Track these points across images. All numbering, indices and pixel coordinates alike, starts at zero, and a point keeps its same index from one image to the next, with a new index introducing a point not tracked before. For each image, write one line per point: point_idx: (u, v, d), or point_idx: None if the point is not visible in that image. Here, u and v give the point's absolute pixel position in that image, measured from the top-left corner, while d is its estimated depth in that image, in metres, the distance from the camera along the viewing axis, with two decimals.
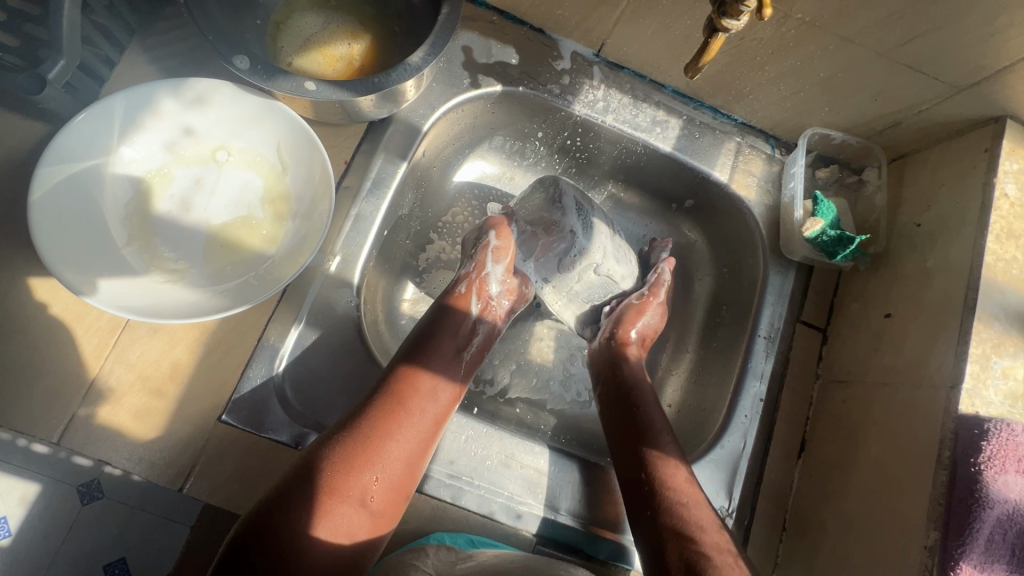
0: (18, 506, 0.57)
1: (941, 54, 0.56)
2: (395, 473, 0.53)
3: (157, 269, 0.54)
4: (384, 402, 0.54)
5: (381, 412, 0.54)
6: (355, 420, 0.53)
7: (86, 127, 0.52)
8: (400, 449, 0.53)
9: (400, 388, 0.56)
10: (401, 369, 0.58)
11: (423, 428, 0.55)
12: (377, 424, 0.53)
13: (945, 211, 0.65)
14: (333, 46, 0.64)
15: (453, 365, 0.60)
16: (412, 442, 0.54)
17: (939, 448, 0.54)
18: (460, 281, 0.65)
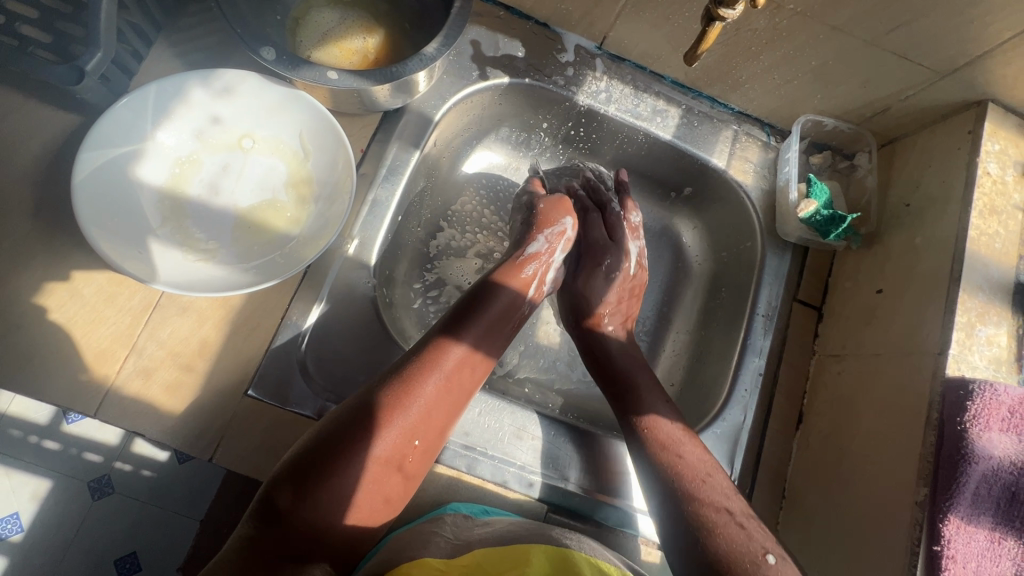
0: None
1: (926, 41, 0.60)
2: (420, 440, 0.55)
3: (189, 249, 0.57)
4: (414, 371, 0.56)
5: (410, 382, 0.55)
6: (388, 385, 0.55)
7: (124, 114, 0.55)
8: (426, 418, 0.55)
9: (432, 359, 0.57)
10: (434, 341, 0.59)
11: (448, 401, 0.57)
12: (406, 392, 0.55)
13: (932, 190, 0.68)
14: (349, 40, 0.68)
15: (486, 338, 0.61)
16: (437, 412, 0.56)
17: (928, 410, 0.57)
18: (530, 261, 0.68)
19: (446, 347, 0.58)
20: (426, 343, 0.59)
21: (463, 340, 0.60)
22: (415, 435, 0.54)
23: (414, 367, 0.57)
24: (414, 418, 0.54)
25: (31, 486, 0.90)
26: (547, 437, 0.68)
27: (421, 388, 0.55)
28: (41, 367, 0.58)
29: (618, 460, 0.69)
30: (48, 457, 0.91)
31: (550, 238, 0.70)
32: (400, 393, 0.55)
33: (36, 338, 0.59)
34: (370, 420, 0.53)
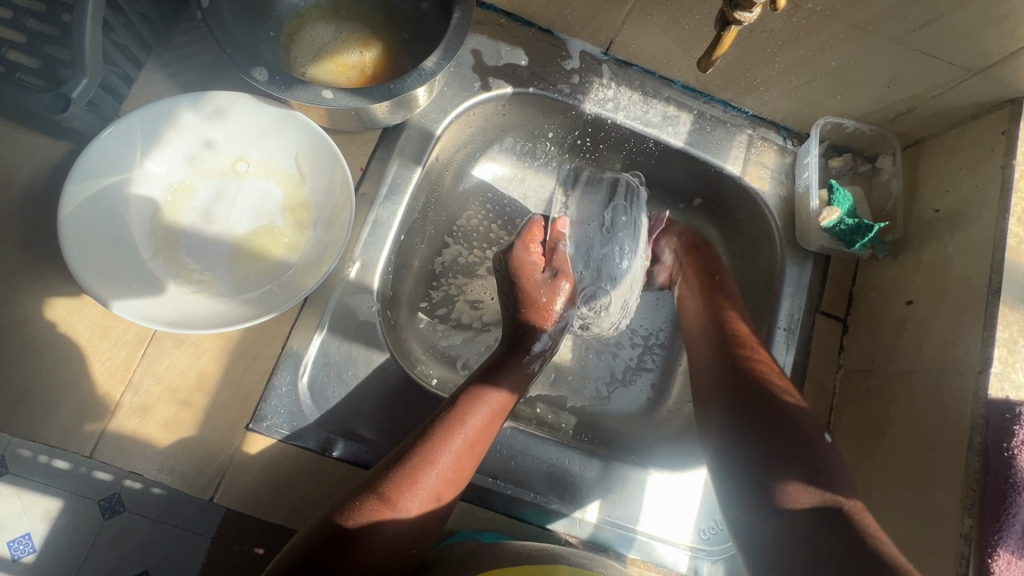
0: (42, 522, 0.57)
1: (956, 37, 0.56)
2: (446, 497, 0.54)
3: (182, 280, 0.54)
4: (450, 419, 0.55)
5: (448, 428, 0.55)
6: (419, 439, 0.54)
7: (111, 144, 0.53)
8: (460, 466, 0.54)
9: (467, 407, 0.57)
10: (473, 389, 0.59)
11: (479, 448, 0.56)
12: (441, 442, 0.54)
13: (963, 195, 0.64)
14: (346, 54, 0.65)
15: (519, 383, 0.62)
16: (470, 460, 0.55)
17: (969, 434, 0.54)
18: (537, 360, 0.66)
19: (485, 395, 0.58)
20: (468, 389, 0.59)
21: (501, 386, 0.60)
22: (447, 485, 0.54)
23: (446, 420, 0.55)
24: (440, 475, 0.53)
25: (41, 506, 0.57)
26: (563, 464, 0.65)
27: (452, 445, 0.54)
28: (39, 403, 0.57)
29: (638, 485, 0.66)
30: (63, 480, 0.57)
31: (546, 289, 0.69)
32: (435, 443, 0.54)
33: (31, 374, 0.57)
34: (407, 471, 0.52)
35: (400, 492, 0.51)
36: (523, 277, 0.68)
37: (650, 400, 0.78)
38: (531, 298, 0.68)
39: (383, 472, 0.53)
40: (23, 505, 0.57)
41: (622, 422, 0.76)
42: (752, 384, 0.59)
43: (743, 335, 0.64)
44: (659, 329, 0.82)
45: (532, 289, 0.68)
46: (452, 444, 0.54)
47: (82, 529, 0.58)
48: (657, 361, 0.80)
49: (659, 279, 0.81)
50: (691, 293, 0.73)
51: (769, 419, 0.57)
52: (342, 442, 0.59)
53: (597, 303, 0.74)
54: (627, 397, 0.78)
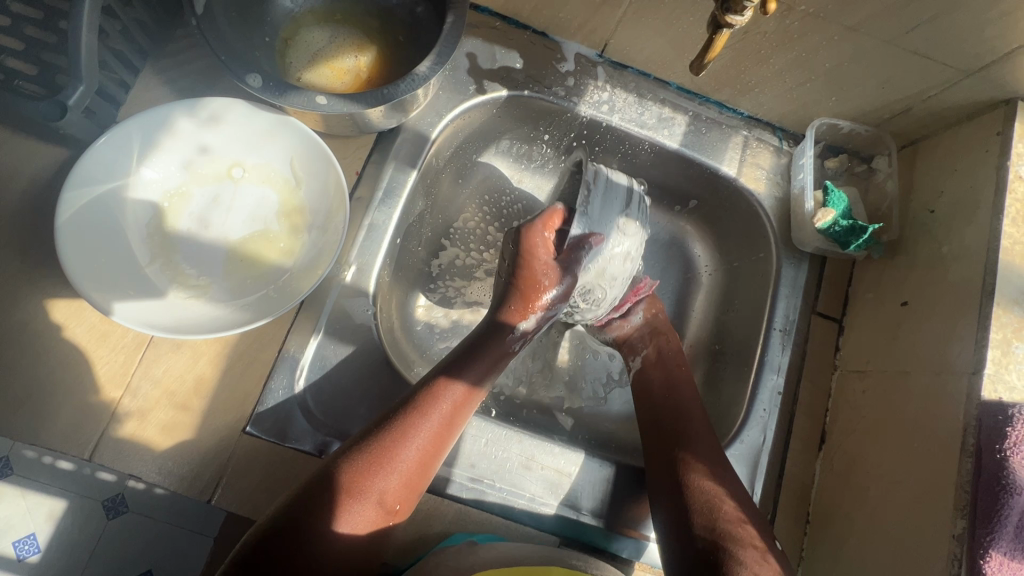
0: (46, 522, 0.58)
1: (949, 38, 0.56)
2: (413, 482, 0.54)
3: (179, 285, 0.55)
4: (409, 409, 0.55)
5: (408, 418, 0.55)
6: (385, 424, 0.55)
7: (108, 151, 0.53)
8: (426, 453, 0.55)
9: (432, 395, 0.56)
10: (438, 380, 0.58)
11: (443, 440, 0.56)
12: (401, 433, 0.54)
13: (958, 196, 0.64)
14: (341, 59, 0.66)
15: (485, 374, 0.60)
16: (433, 451, 0.55)
17: (963, 435, 0.54)
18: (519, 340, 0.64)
19: (446, 387, 0.57)
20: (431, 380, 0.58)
21: (466, 377, 0.59)
22: (408, 475, 0.54)
23: (414, 406, 0.56)
24: (406, 460, 0.53)
25: (44, 507, 0.58)
26: (558, 466, 0.65)
27: (418, 431, 0.54)
28: (40, 408, 0.58)
29: (632, 486, 0.66)
30: (68, 481, 0.58)
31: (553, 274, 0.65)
32: (393, 434, 0.54)
33: (32, 379, 0.58)
34: (365, 461, 0.52)
35: (357, 482, 0.51)
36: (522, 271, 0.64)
37: None
38: (531, 278, 0.64)
39: (348, 455, 0.53)
40: (27, 505, 0.57)
41: (618, 423, 0.76)
42: (674, 453, 0.62)
43: (676, 403, 0.66)
44: None
45: (530, 280, 0.64)
46: (411, 434, 0.54)
47: (84, 528, 0.58)
48: None
49: (614, 331, 0.76)
50: (650, 358, 0.72)
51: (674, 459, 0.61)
52: (338, 444, 0.60)
53: (589, 298, 0.71)
54: (623, 398, 0.79)
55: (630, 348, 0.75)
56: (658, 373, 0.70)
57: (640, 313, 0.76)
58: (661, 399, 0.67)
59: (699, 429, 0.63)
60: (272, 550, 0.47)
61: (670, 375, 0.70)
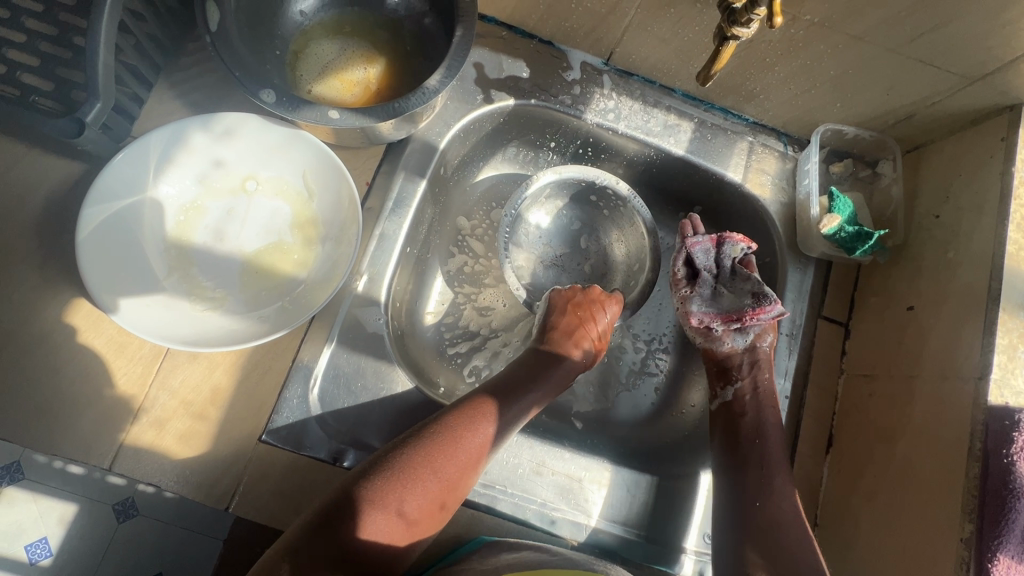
0: (58, 526, 0.59)
1: (953, 46, 0.56)
2: (449, 498, 0.56)
3: (196, 297, 0.56)
4: (455, 427, 0.57)
5: (451, 435, 0.57)
6: (430, 434, 0.57)
7: (126, 166, 0.54)
8: (466, 470, 0.57)
9: (479, 417, 0.59)
10: (485, 400, 0.61)
11: (480, 461, 0.58)
12: (452, 443, 0.56)
13: (963, 201, 0.65)
14: (350, 71, 0.67)
15: (535, 400, 0.64)
16: (474, 468, 0.57)
17: (970, 440, 0.55)
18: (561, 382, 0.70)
19: (494, 410, 0.60)
20: (478, 401, 0.60)
21: (513, 402, 0.62)
22: (447, 491, 0.55)
23: (461, 421, 0.58)
24: (447, 474, 0.55)
25: (56, 510, 0.59)
26: (569, 471, 0.66)
27: (464, 447, 0.57)
28: (60, 418, 0.59)
29: (638, 489, 0.68)
30: (76, 484, 0.59)
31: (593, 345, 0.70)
32: (437, 450, 0.56)
33: (52, 391, 0.59)
34: (407, 475, 0.54)
35: (398, 496, 0.53)
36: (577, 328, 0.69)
37: (655, 404, 0.78)
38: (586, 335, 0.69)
39: (390, 458, 0.55)
40: (39, 510, 0.59)
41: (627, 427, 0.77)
42: (750, 485, 0.63)
43: (763, 445, 0.65)
44: (661, 334, 0.82)
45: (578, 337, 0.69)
46: (456, 453, 0.56)
47: (101, 535, 0.59)
48: (662, 365, 0.80)
49: (712, 341, 0.71)
50: (750, 391, 0.68)
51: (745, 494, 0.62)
52: (353, 451, 0.61)
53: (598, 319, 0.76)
54: (632, 401, 0.78)
55: (725, 371, 0.70)
56: (752, 403, 0.68)
57: (749, 337, 0.69)
58: (746, 440, 0.66)
59: (782, 478, 0.63)
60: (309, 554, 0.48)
61: (757, 415, 0.67)
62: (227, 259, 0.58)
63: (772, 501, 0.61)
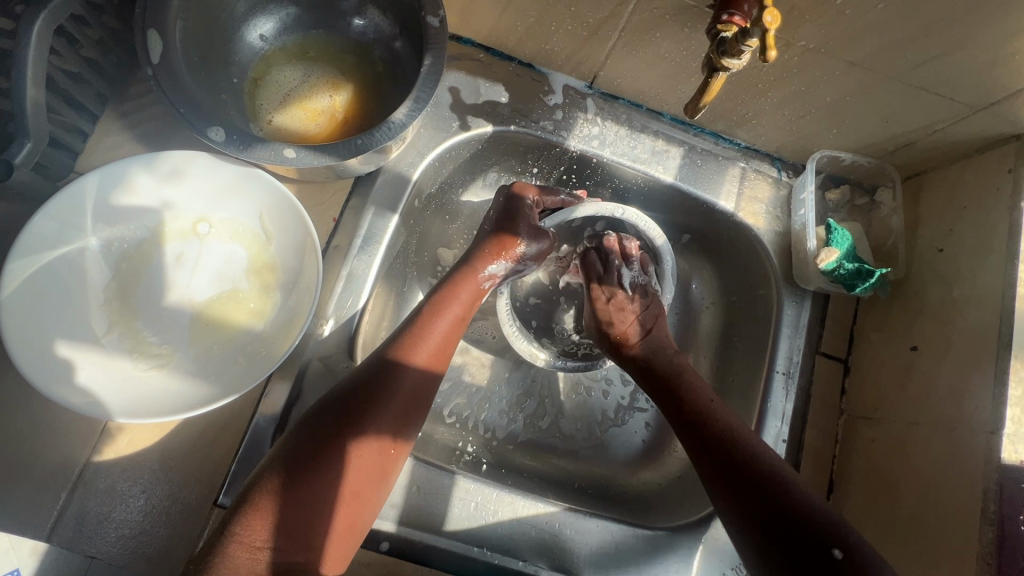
0: None
1: (958, 75, 0.52)
2: (351, 503, 0.50)
3: (139, 355, 0.51)
4: (321, 446, 0.50)
5: (318, 455, 0.50)
6: (302, 450, 0.50)
7: (57, 213, 0.49)
8: (362, 471, 0.51)
9: (353, 417, 0.52)
10: (341, 416, 0.52)
11: (378, 460, 0.53)
12: (330, 453, 0.50)
13: (968, 235, 0.61)
14: (313, 100, 0.62)
15: (407, 400, 0.55)
16: (372, 467, 0.52)
17: (982, 500, 0.51)
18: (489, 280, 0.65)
19: (358, 428, 0.52)
20: (336, 413, 0.52)
21: (382, 410, 0.54)
22: (335, 528, 0.49)
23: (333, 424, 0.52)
24: (338, 483, 0.50)
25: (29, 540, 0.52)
26: (555, 527, 0.62)
27: (345, 453, 0.51)
28: None
29: (632, 548, 0.62)
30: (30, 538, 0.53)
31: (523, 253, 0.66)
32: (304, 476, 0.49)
33: None
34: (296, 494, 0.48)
35: (295, 517, 0.48)
36: (453, 293, 0.62)
37: (646, 442, 0.74)
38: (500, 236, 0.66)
39: (261, 489, 0.48)
40: None
41: (617, 470, 0.73)
42: (748, 475, 0.52)
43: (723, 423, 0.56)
44: None
45: (507, 227, 0.66)
46: (320, 489, 0.49)
47: None
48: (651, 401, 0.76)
49: None
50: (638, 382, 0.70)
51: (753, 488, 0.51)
52: None
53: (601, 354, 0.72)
54: (621, 441, 0.74)
55: None
56: None
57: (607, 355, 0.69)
58: (708, 425, 0.56)
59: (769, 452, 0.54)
60: None
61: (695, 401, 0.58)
62: (170, 311, 0.53)
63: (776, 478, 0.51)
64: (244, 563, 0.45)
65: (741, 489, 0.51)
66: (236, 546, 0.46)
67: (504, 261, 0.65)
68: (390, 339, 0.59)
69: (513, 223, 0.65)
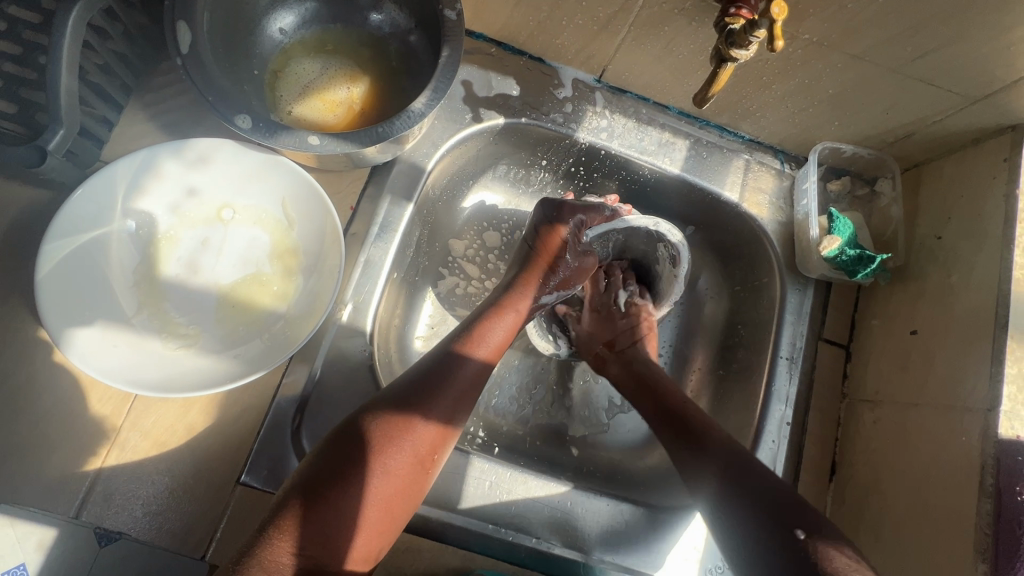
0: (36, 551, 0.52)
1: (955, 67, 0.55)
2: (392, 506, 0.50)
3: (168, 334, 0.52)
4: (369, 447, 0.50)
5: (365, 456, 0.50)
6: (351, 449, 0.50)
7: (90, 197, 0.51)
8: (407, 475, 0.51)
9: (405, 422, 0.52)
10: (391, 417, 0.52)
11: (424, 463, 0.52)
12: (379, 455, 0.50)
13: (966, 223, 0.63)
14: (332, 91, 0.64)
15: (456, 405, 0.55)
16: (418, 472, 0.52)
17: (980, 475, 0.53)
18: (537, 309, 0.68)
19: (407, 431, 0.52)
20: (371, 426, 0.51)
21: (432, 412, 0.54)
22: (372, 527, 0.49)
23: (383, 426, 0.51)
24: (383, 484, 0.50)
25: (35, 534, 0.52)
26: (566, 506, 0.63)
27: (393, 457, 0.51)
28: (26, 462, 0.55)
29: (642, 526, 0.64)
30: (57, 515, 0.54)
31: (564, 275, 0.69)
32: (332, 492, 0.48)
33: (18, 433, 0.56)
34: (321, 510, 0.47)
35: (318, 535, 0.46)
36: (501, 312, 0.63)
37: None
38: (544, 260, 0.68)
39: (306, 485, 0.48)
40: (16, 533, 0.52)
41: (625, 453, 0.74)
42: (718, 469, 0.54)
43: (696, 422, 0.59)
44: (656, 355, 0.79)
45: (546, 240, 0.67)
46: (363, 489, 0.49)
47: None
48: None
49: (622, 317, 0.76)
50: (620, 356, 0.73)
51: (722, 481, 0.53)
52: None
53: None
54: (629, 426, 0.76)
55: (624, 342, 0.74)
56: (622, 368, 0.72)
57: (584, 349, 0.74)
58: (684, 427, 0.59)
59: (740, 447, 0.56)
60: None
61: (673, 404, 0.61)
62: (195, 293, 0.54)
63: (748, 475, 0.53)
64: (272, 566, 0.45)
65: (717, 480, 0.54)
66: (271, 548, 0.45)
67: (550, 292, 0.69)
68: (455, 332, 0.61)
69: (552, 241, 0.67)
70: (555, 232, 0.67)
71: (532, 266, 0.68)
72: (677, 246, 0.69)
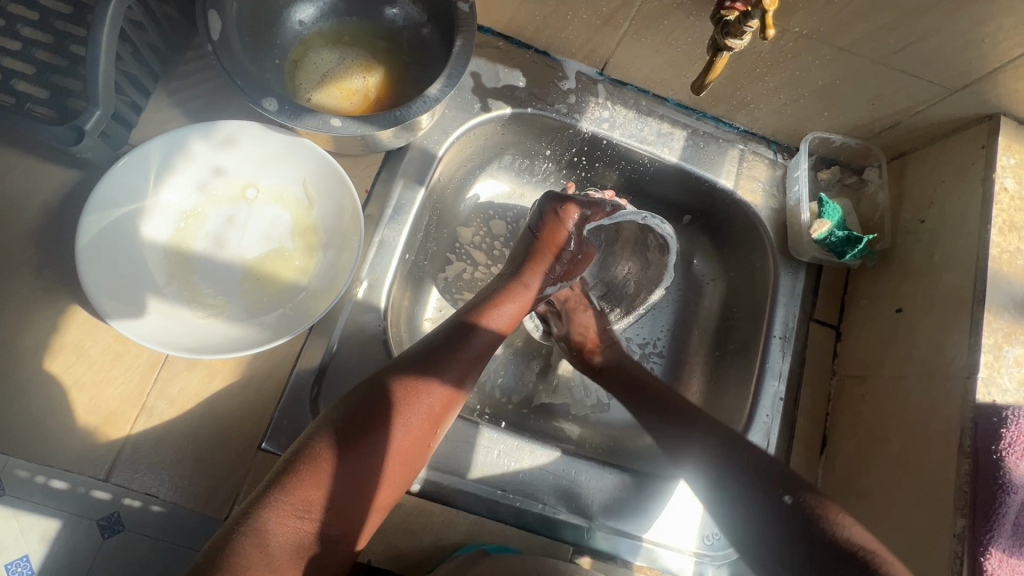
0: (39, 543, 0.57)
1: (934, 58, 0.59)
2: (403, 465, 0.53)
3: (197, 304, 0.56)
4: (385, 411, 0.53)
5: (380, 419, 0.52)
6: (365, 412, 0.52)
7: (124, 174, 0.54)
8: (419, 437, 0.54)
9: (418, 387, 0.55)
10: (405, 382, 0.55)
11: (434, 425, 0.56)
12: (394, 417, 0.53)
13: (947, 206, 0.67)
14: (349, 80, 0.67)
15: (465, 373, 0.58)
16: (427, 434, 0.55)
17: (959, 437, 0.57)
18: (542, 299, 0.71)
19: (420, 395, 0.55)
20: (393, 383, 0.54)
21: (442, 377, 0.57)
22: (384, 484, 0.52)
23: (398, 392, 0.54)
24: (396, 444, 0.53)
25: (38, 528, 0.57)
26: (571, 475, 0.66)
27: (407, 420, 0.53)
28: (55, 429, 0.58)
29: (644, 495, 0.67)
30: (62, 502, 0.57)
31: (566, 264, 0.72)
32: (356, 445, 0.51)
33: (49, 402, 0.58)
34: (339, 469, 0.49)
35: (345, 485, 0.49)
36: (507, 295, 0.65)
37: None
38: (547, 251, 0.70)
39: (321, 445, 0.50)
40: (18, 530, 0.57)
41: (626, 430, 0.77)
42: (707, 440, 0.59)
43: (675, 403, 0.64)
44: (656, 338, 0.82)
45: (553, 231, 0.70)
46: (377, 449, 0.51)
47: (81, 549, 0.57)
48: (657, 369, 0.81)
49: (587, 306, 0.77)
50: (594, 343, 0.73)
51: (727, 451, 0.58)
52: None
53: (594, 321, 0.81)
54: None
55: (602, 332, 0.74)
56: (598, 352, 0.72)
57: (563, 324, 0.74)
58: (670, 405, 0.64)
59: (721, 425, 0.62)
60: (258, 544, 0.45)
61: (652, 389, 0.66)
62: (220, 268, 0.58)
63: (737, 448, 0.58)
64: (284, 529, 0.46)
65: (709, 449, 0.58)
66: (278, 506, 0.47)
67: (554, 283, 0.71)
68: (465, 308, 0.64)
69: (558, 230, 0.70)
70: (564, 225, 0.70)
71: (535, 255, 0.69)
72: (667, 237, 0.70)
